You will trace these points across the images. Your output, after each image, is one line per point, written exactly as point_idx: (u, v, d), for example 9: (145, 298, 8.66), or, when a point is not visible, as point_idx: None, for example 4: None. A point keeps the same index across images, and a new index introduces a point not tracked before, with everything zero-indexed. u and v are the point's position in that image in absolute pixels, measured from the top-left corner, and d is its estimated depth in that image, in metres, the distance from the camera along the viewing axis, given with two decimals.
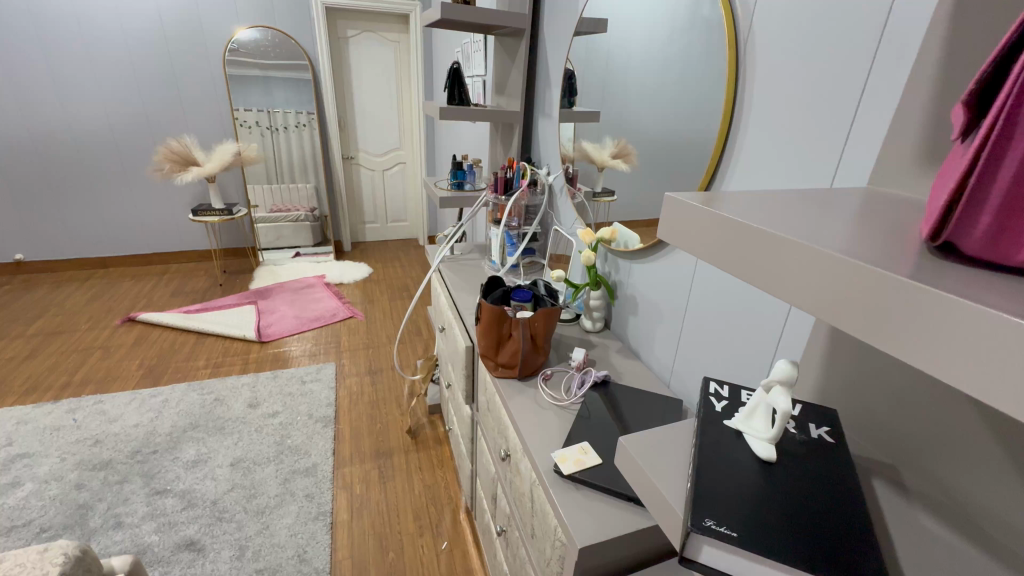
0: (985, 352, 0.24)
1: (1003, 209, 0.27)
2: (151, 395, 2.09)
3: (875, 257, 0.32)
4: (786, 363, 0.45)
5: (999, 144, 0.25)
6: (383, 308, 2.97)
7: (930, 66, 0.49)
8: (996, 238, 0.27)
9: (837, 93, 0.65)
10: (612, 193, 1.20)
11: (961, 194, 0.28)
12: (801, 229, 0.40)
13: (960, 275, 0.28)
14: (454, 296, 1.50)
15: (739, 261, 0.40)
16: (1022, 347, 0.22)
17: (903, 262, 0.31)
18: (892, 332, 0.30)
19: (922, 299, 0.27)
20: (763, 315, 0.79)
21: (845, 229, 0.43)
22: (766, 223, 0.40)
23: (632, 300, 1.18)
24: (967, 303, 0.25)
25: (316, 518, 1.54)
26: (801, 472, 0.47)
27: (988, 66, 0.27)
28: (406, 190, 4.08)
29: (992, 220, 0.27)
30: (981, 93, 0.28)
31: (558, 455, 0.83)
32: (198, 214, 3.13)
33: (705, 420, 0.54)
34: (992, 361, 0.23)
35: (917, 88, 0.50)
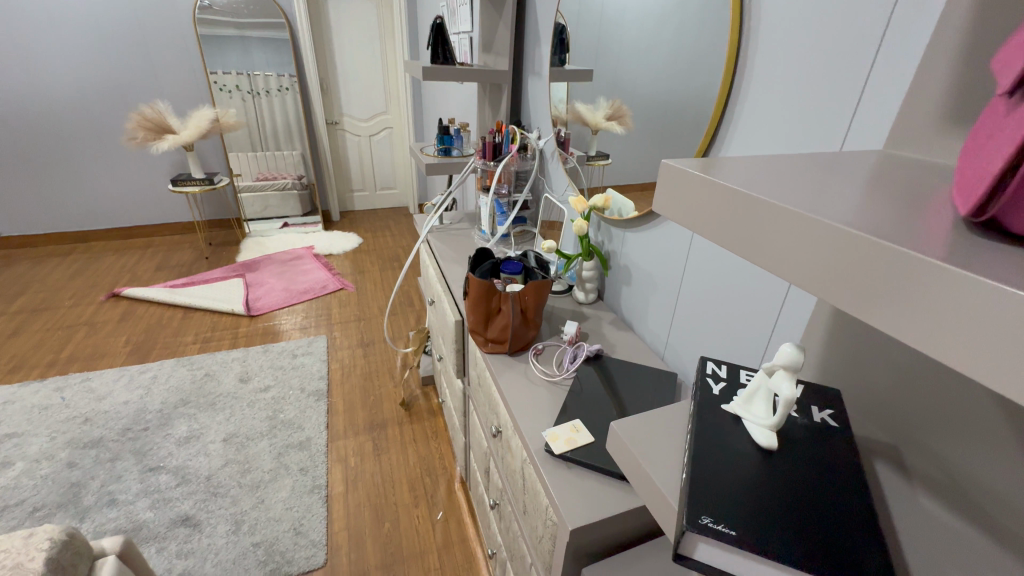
0: (994, 342, 0.21)
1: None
2: (140, 372, 2.06)
3: (896, 232, 0.28)
4: (791, 347, 0.41)
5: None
6: (374, 279, 2.92)
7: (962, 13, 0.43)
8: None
9: (851, 47, 0.59)
10: (605, 157, 1.14)
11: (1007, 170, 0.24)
12: (803, 197, 0.36)
13: (1000, 257, 0.24)
14: (443, 268, 1.45)
15: (737, 237, 0.36)
16: None
17: (925, 238, 0.27)
18: (890, 315, 0.26)
19: (936, 279, 0.23)
20: (762, 287, 0.75)
21: (856, 197, 0.39)
22: (770, 192, 0.36)
23: (626, 271, 1.14)
24: (985, 285, 0.21)
25: (312, 491, 1.55)
26: (802, 460, 0.45)
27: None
28: (394, 155, 3.95)
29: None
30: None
31: (549, 434, 0.81)
32: (177, 184, 3.02)
33: (701, 404, 0.51)
34: (1010, 355, 0.20)
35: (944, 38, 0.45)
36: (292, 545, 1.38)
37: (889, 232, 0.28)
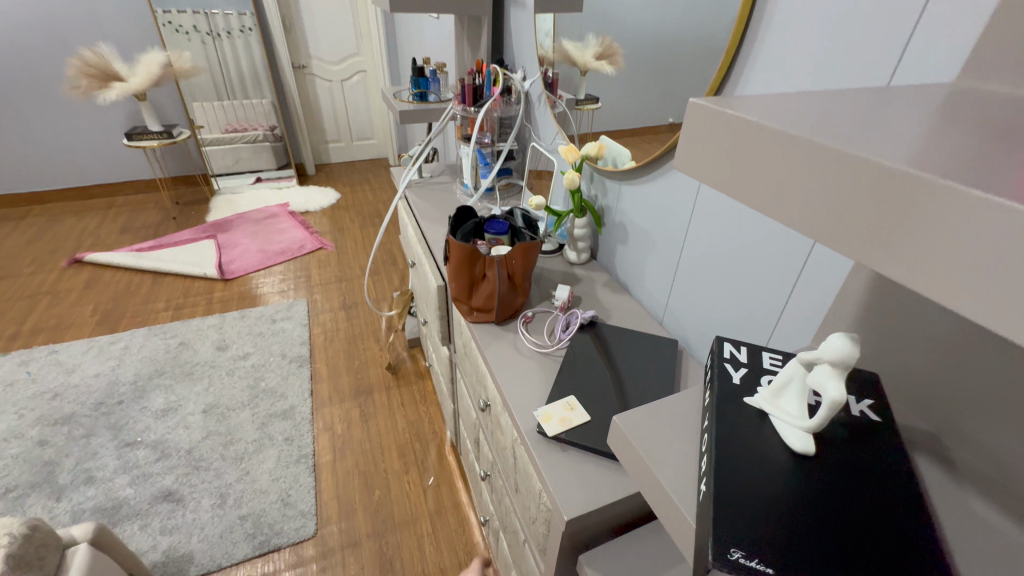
0: None
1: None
2: (109, 343, 1.96)
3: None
4: (845, 339, 0.34)
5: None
6: (354, 237, 2.78)
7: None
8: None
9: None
10: (595, 100, 1.01)
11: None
12: (838, 130, 0.28)
13: None
14: (422, 227, 1.34)
15: (782, 198, 0.27)
16: None
17: None
18: (955, 284, 0.19)
19: None
20: (778, 249, 0.66)
21: (926, 131, 0.30)
22: (835, 136, 0.26)
23: (622, 229, 1.04)
24: None
25: (298, 461, 1.50)
26: (842, 465, 0.38)
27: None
28: (370, 102, 3.68)
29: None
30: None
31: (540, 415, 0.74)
32: (133, 138, 2.79)
33: (720, 397, 0.43)
34: None
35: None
36: (280, 516, 1.35)
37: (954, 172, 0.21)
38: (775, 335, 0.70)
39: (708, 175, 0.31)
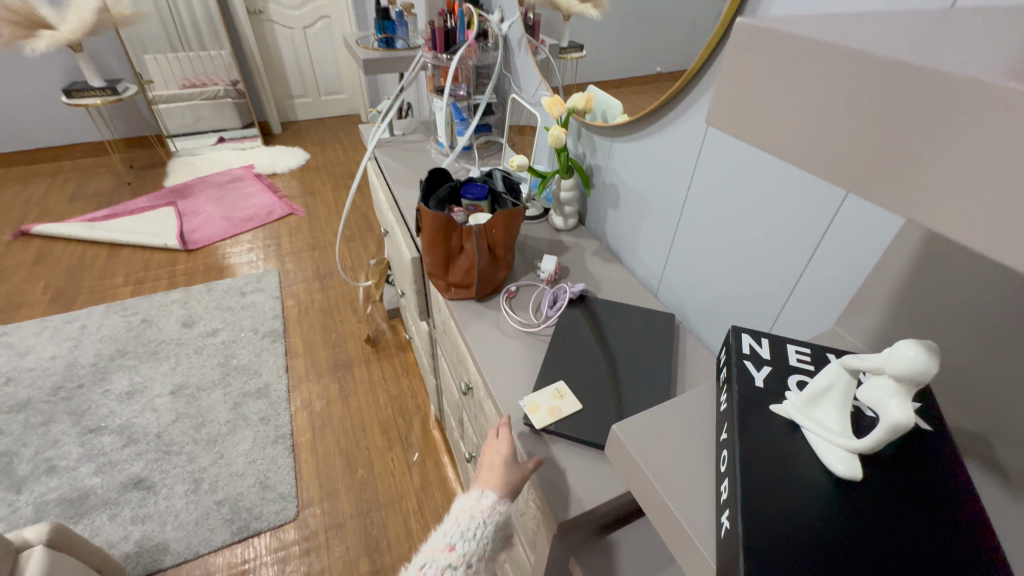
0: None
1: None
2: (65, 322, 1.83)
3: None
4: (919, 349, 0.26)
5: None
6: (327, 200, 2.62)
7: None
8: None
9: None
10: (580, 48, 0.90)
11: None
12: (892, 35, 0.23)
13: None
14: (394, 191, 1.22)
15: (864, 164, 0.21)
16: None
17: None
18: None
19: None
20: (796, 215, 0.58)
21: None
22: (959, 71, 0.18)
23: (613, 191, 0.94)
24: None
25: (275, 442, 1.44)
26: (894, 490, 0.31)
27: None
28: (336, 52, 3.40)
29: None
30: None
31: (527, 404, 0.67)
32: (73, 96, 2.52)
33: (743, 405, 0.36)
34: None
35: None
36: (259, 500, 1.30)
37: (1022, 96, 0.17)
38: (786, 311, 0.63)
39: (748, 125, 0.25)
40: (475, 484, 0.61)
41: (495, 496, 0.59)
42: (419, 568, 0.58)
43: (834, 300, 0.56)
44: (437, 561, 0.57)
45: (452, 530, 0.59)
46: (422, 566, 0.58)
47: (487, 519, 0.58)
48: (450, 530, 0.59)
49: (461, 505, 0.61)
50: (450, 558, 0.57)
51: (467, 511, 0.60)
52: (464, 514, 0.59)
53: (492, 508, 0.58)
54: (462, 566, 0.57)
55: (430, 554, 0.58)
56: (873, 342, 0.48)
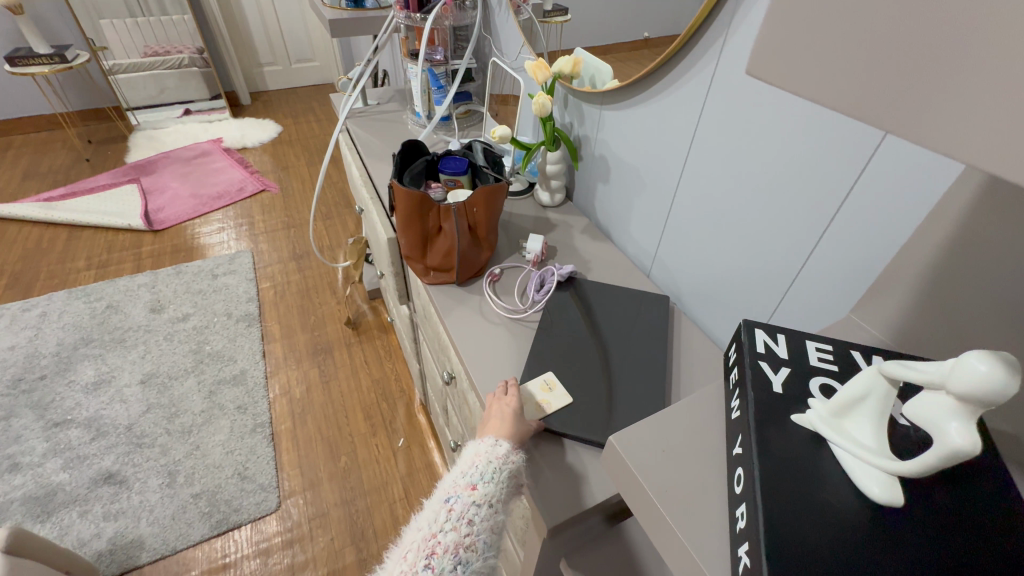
0: None
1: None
2: (23, 310, 1.72)
3: None
4: (993, 364, 0.21)
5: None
6: (301, 176, 2.50)
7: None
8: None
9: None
10: (566, 13, 0.83)
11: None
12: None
13: None
14: (367, 165, 1.14)
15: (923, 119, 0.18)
16: None
17: None
18: None
19: None
20: (805, 189, 0.53)
21: None
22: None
23: (603, 165, 0.88)
24: None
25: (254, 431, 1.38)
26: (938, 519, 0.27)
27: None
28: (306, 15, 3.20)
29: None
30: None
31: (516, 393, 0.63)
32: (18, 64, 2.33)
33: (760, 414, 0.31)
34: None
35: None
36: (238, 491, 1.25)
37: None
38: (791, 294, 0.58)
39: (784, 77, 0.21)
40: (489, 429, 0.55)
41: (511, 441, 0.54)
42: (441, 504, 0.52)
43: (847, 282, 0.51)
44: (459, 498, 0.52)
45: (471, 468, 0.54)
46: (444, 501, 0.52)
47: (506, 462, 0.53)
48: (469, 468, 0.54)
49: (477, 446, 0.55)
50: (473, 496, 0.52)
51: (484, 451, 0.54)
52: (482, 455, 0.53)
53: (510, 451, 0.53)
54: (486, 505, 0.52)
55: (451, 491, 0.53)
56: (894, 331, 0.43)
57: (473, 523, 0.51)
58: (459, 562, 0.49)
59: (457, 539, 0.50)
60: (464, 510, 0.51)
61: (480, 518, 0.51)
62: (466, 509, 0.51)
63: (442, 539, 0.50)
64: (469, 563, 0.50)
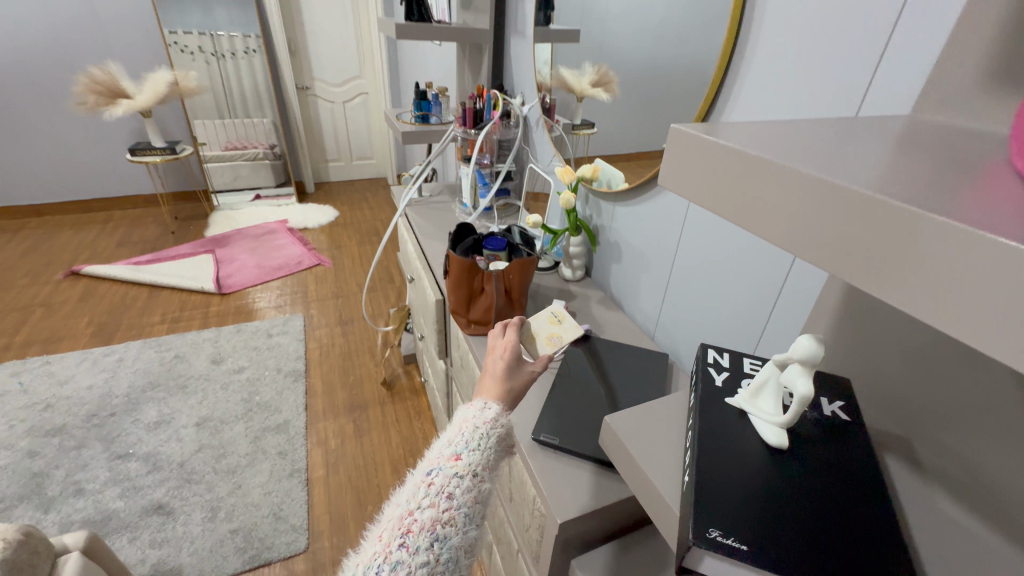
0: None
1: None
2: (104, 355, 1.96)
3: (926, 202, 0.24)
4: (809, 340, 0.37)
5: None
6: (352, 254, 2.82)
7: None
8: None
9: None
10: (592, 125, 1.07)
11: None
12: (804, 146, 0.35)
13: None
14: (422, 243, 1.38)
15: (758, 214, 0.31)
16: None
17: (974, 215, 0.23)
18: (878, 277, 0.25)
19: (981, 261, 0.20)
20: (762, 266, 0.71)
21: (866, 149, 0.37)
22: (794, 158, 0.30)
23: (616, 248, 1.08)
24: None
25: (291, 475, 1.50)
26: (816, 461, 0.40)
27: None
28: (370, 123, 3.77)
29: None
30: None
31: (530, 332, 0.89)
32: (136, 154, 2.83)
33: (704, 397, 0.46)
34: None
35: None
36: (271, 531, 1.34)
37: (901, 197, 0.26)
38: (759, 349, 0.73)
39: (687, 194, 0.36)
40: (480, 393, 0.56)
41: (499, 404, 0.55)
42: (422, 478, 0.48)
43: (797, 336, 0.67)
44: (441, 469, 0.48)
45: (456, 438, 0.51)
46: (425, 475, 0.48)
47: (494, 427, 0.53)
48: (454, 438, 0.51)
49: (465, 414, 0.55)
50: (456, 466, 0.48)
51: (471, 419, 0.53)
52: (469, 423, 0.52)
53: (498, 415, 0.53)
54: (469, 475, 0.48)
55: (433, 462, 0.49)
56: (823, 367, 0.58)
57: (454, 496, 0.47)
58: (436, 540, 0.45)
59: (435, 515, 0.45)
60: (445, 483, 0.47)
61: (462, 489, 0.47)
62: (447, 481, 0.47)
63: (419, 515, 0.45)
64: (447, 540, 0.45)
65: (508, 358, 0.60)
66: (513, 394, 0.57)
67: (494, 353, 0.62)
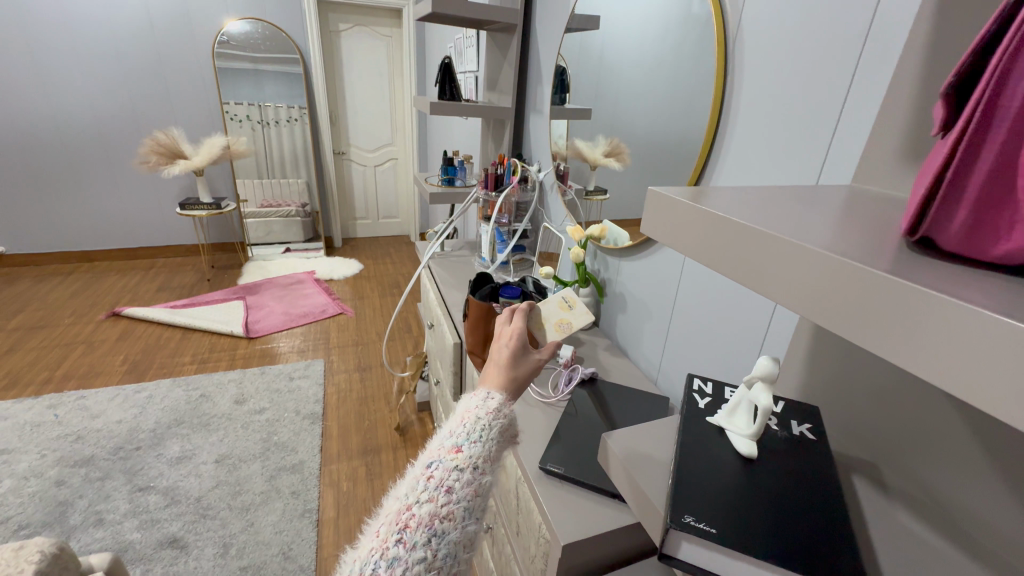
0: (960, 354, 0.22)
1: (995, 174, 0.25)
2: (135, 391, 2.06)
3: (827, 238, 0.33)
4: (767, 359, 0.47)
5: (1001, 82, 0.23)
6: (373, 304, 2.95)
7: (919, 48, 0.46)
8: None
9: (827, 81, 0.64)
10: (604, 191, 1.19)
11: (947, 171, 0.26)
12: (760, 206, 0.44)
13: (906, 260, 0.28)
14: (443, 291, 1.49)
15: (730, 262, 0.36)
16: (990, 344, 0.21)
17: (872, 251, 0.30)
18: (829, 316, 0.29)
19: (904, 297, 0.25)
20: (750, 313, 0.79)
21: (810, 207, 0.46)
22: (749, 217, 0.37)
23: (621, 299, 1.18)
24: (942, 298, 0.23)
25: (302, 515, 1.53)
26: (781, 468, 0.47)
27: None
28: (398, 185, 4.06)
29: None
30: (989, 37, 0.26)
31: (542, 316, 0.99)
32: (185, 208, 3.09)
33: (688, 415, 0.54)
34: (962, 353, 0.22)
35: (905, 74, 0.47)
36: (280, 570, 1.36)
37: (852, 250, 0.30)
38: None
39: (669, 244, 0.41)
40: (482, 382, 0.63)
41: (501, 394, 0.61)
42: (422, 470, 0.53)
43: None
44: (441, 462, 0.53)
45: (457, 431, 0.56)
46: (426, 468, 0.53)
47: (495, 417, 0.58)
48: (456, 431, 0.56)
49: (468, 406, 0.60)
50: (455, 460, 0.53)
51: (474, 411, 0.59)
52: (471, 415, 0.57)
53: (500, 407, 0.59)
54: (468, 468, 0.53)
55: (434, 455, 0.54)
56: None
57: (453, 490, 0.51)
58: (434, 534, 0.49)
59: (433, 510, 0.50)
60: (444, 477, 0.52)
61: (461, 483, 0.52)
62: (446, 475, 0.52)
63: (418, 510, 0.49)
64: (445, 535, 0.49)
65: (514, 346, 0.70)
66: (515, 380, 0.65)
67: (501, 344, 0.70)
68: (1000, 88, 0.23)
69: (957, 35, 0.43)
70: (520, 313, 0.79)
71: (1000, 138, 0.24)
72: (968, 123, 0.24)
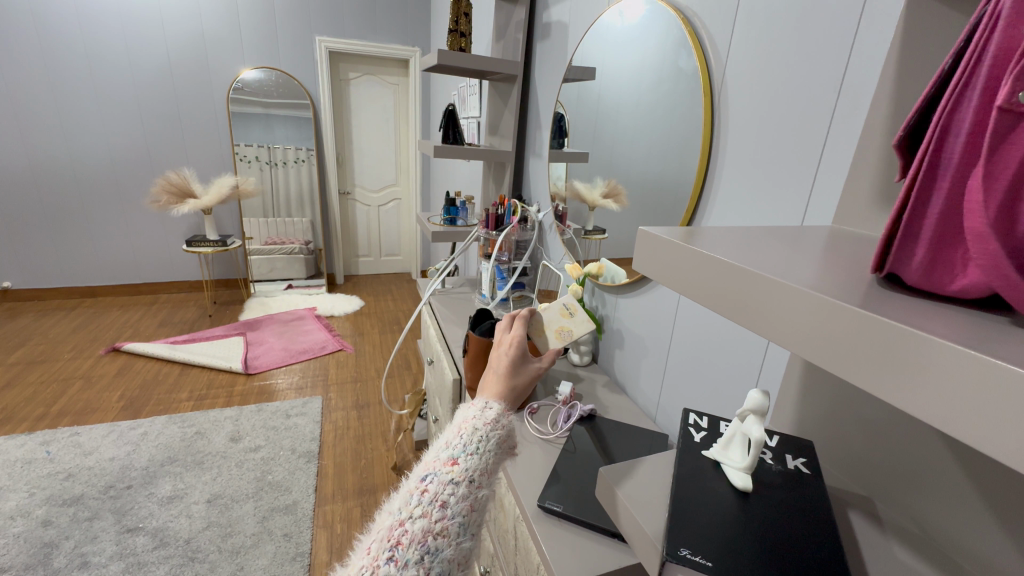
0: (945, 388, 0.23)
1: (946, 215, 0.28)
2: (130, 428, 2.03)
3: (803, 275, 0.35)
4: (758, 392, 0.48)
5: (942, 136, 0.28)
6: (373, 341, 2.96)
7: (885, 102, 0.51)
8: (988, 263, 0.25)
9: (805, 130, 0.69)
10: (602, 231, 1.23)
11: (905, 211, 0.29)
12: (744, 245, 0.46)
13: (877, 295, 0.30)
14: (443, 328, 1.51)
15: (722, 299, 0.37)
16: (969, 378, 0.22)
17: (851, 287, 0.32)
18: (822, 353, 0.30)
19: (886, 331, 0.26)
20: (744, 349, 0.81)
21: (795, 246, 0.48)
22: (734, 256, 0.39)
23: (619, 335, 1.19)
24: (921, 334, 0.25)
25: (293, 560, 1.48)
26: (774, 500, 0.48)
27: (945, 65, 0.30)
28: (401, 224, 4.15)
29: (995, 206, 0.25)
30: (930, 103, 0.30)
31: (542, 322, 1.02)
32: (192, 244, 3.16)
33: (684, 449, 0.55)
34: (942, 386, 0.23)
35: (874, 124, 0.51)
36: None
37: (829, 288, 0.32)
38: None
39: (664, 279, 0.43)
40: (480, 393, 0.66)
41: (501, 407, 0.64)
42: (417, 484, 0.53)
43: None
44: (437, 476, 0.53)
45: (454, 443, 0.57)
46: (421, 481, 0.53)
47: (494, 429, 0.60)
48: (453, 443, 0.57)
49: (467, 416, 0.62)
50: (451, 473, 0.54)
51: (472, 423, 0.60)
52: (469, 425, 0.59)
53: (497, 418, 0.62)
54: (464, 482, 0.54)
55: (430, 468, 0.55)
56: None
57: (448, 505, 0.51)
58: (426, 553, 0.48)
59: (426, 526, 0.49)
60: (439, 491, 0.52)
61: (456, 497, 0.52)
62: (441, 489, 0.52)
63: (411, 526, 0.49)
64: (438, 553, 0.49)
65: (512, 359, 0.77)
66: (513, 391, 0.71)
67: (503, 357, 0.78)
68: (941, 141, 0.28)
69: (916, 92, 0.48)
70: (519, 322, 0.87)
71: (947, 181, 0.28)
72: (919, 167, 0.28)
